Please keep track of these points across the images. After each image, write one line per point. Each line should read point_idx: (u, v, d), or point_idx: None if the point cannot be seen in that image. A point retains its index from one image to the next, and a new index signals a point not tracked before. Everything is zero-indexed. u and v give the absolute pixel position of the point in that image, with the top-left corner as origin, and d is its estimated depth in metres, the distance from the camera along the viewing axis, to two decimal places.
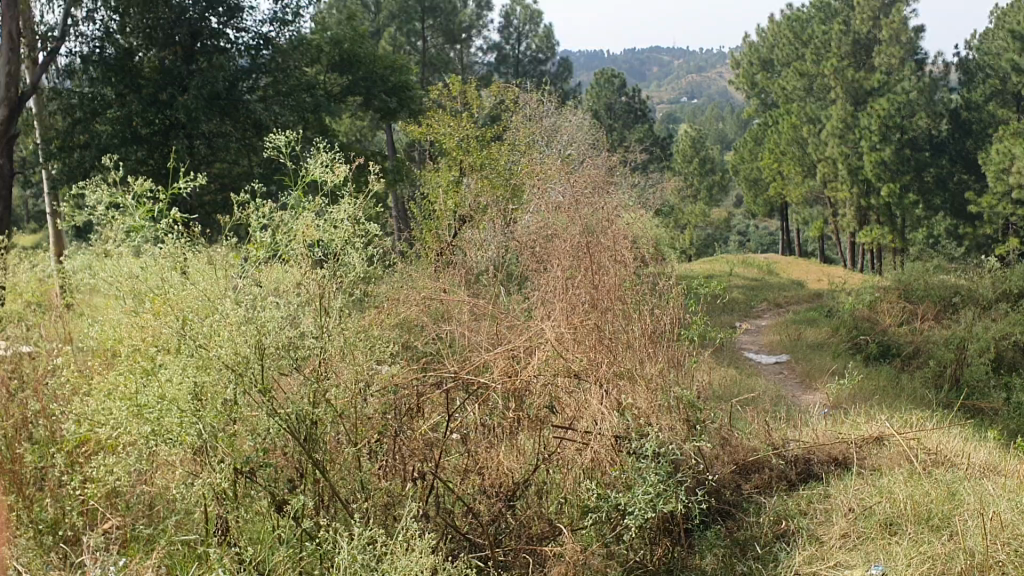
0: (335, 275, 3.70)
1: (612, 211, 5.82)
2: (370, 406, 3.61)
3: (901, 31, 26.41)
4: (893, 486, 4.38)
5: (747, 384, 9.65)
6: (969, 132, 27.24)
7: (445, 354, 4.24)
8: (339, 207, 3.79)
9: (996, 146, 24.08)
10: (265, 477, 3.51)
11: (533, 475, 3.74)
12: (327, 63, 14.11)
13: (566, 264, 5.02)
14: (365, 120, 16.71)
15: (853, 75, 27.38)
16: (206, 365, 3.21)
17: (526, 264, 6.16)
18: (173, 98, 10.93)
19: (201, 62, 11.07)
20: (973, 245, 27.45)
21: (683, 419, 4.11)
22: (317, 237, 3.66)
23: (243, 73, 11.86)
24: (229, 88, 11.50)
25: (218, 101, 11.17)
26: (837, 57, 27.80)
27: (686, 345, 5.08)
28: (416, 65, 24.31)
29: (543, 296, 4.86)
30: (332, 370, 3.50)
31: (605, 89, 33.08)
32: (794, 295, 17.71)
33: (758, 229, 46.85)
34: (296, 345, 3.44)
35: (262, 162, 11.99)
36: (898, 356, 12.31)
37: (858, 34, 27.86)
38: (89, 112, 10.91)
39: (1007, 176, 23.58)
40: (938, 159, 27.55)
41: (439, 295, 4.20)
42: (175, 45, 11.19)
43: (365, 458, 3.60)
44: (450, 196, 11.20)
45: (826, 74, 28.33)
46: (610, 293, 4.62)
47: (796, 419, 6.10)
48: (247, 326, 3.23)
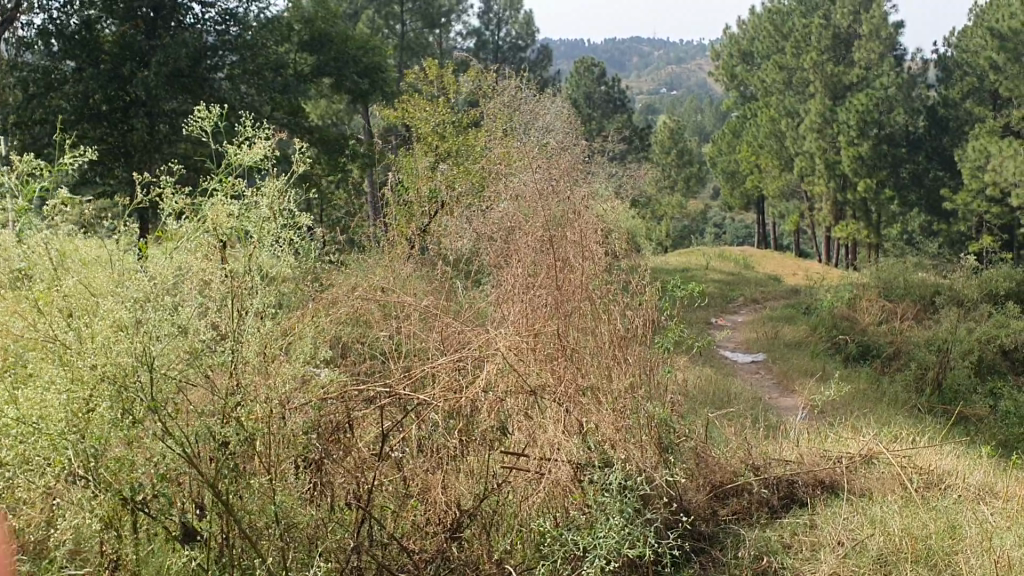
0: (251, 272, 3.19)
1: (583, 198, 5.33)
2: (290, 425, 3.11)
3: (881, 26, 26.05)
4: (887, 516, 3.92)
5: (724, 386, 9.22)
6: (946, 130, 26.98)
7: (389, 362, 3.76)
8: (261, 192, 3.28)
9: (973, 144, 23.83)
10: (165, 507, 2.98)
11: (482, 506, 3.24)
12: (297, 42, 13.48)
13: (530, 260, 4.54)
14: (337, 103, 16.12)
15: (832, 70, 27.02)
16: (81, 379, 2.71)
17: (490, 257, 5.67)
18: (133, 74, 10.28)
19: (164, 38, 10.40)
20: (947, 242, 27.32)
21: (653, 441, 3.64)
22: (228, 226, 3.14)
23: (208, 51, 11.27)
24: (193, 64, 10.90)
25: (180, 78, 10.55)
26: (818, 52, 27.39)
27: (661, 350, 4.61)
28: (394, 48, 23.66)
29: (501, 295, 4.38)
30: (242, 384, 3.00)
31: (585, 77, 32.58)
32: (771, 291, 17.28)
33: (734, 222, 46.58)
34: (201, 355, 2.97)
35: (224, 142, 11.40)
36: (878, 357, 11.96)
37: (838, 29, 27.26)
38: (45, 87, 10.19)
39: (982, 174, 23.36)
40: (915, 156, 27.32)
41: (381, 297, 3.70)
42: (137, 19, 10.45)
43: (282, 487, 3.09)
44: (420, 182, 10.69)
45: (806, 67, 27.98)
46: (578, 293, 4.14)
47: (777, 432, 5.67)
48: (132, 331, 2.74)
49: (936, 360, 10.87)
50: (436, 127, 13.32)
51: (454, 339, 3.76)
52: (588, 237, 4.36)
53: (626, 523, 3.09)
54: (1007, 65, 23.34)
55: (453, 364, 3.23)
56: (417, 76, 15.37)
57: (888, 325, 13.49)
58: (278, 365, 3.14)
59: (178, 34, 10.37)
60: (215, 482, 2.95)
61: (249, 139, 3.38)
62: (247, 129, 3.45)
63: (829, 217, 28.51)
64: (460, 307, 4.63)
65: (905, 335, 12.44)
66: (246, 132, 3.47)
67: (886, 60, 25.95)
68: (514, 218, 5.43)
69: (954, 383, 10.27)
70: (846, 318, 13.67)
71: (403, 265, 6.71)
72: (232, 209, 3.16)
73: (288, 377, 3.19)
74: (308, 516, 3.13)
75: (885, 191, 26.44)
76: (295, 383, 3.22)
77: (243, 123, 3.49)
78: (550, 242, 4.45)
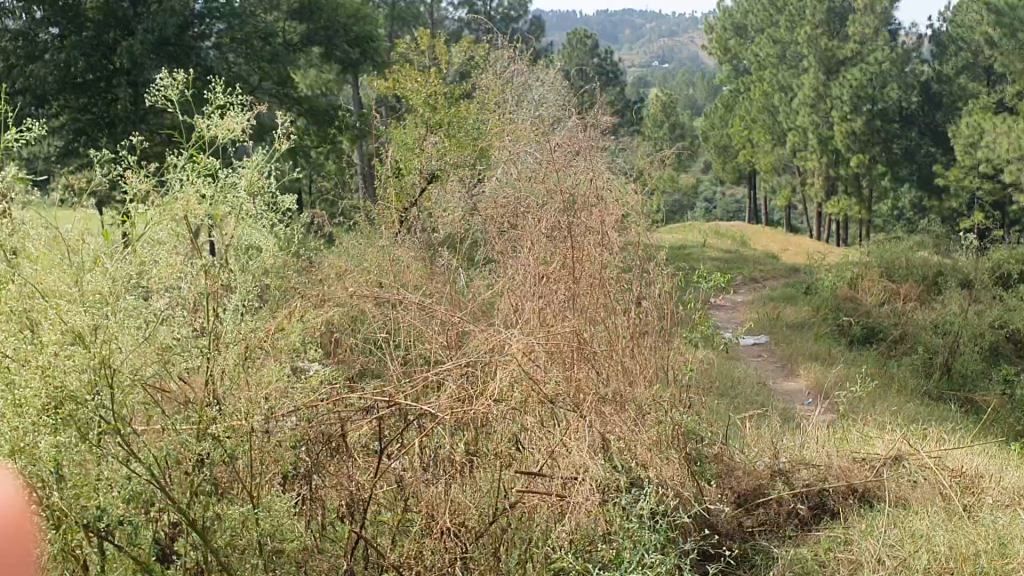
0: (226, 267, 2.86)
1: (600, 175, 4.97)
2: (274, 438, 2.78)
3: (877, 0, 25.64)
4: (931, 531, 3.60)
5: (730, 371, 8.89)
6: (939, 105, 26.64)
7: (392, 363, 3.42)
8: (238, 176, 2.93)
9: (966, 120, 23.52)
10: (134, 533, 2.63)
11: (493, 531, 2.89)
12: (286, 10, 12.99)
13: (538, 247, 4.20)
14: (326, 73, 15.63)
15: (826, 44, 26.63)
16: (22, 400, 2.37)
17: (496, 243, 5.34)
18: (117, 43, 9.82)
19: (149, 4, 9.93)
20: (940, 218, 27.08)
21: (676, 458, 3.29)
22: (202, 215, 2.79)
23: (194, 19, 10.81)
24: (179, 32, 10.46)
25: (166, 47, 10.11)
26: (812, 26, 26.93)
27: (681, 348, 4.29)
28: (385, 18, 23.15)
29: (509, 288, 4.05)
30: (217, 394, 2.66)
31: (578, 49, 32.08)
32: (769, 269, 16.93)
33: (726, 198, 46.24)
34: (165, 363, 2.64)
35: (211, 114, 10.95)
36: (883, 340, 11.66)
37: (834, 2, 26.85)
38: (26, 57, 9.67)
39: (975, 151, 23.08)
40: (908, 132, 27.00)
41: (377, 294, 3.35)
42: None
43: (267, 511, 2.74)
44: (414, 156, 10.28)
45: (800, 41, 27.58)
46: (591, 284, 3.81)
47: (795, 429, 5.35)
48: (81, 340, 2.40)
49: (942, 344, 10.61)
50: (428, 99, 12.86)
51: (458, 336, 3.43)
52: (601, 221, 4.02)
53: (658, 555, 2.74)
54: (1001, 40, 23.00)
55: (458, 370, 2.89)
56: (407, 46, 14.86)
57: (891, 305, 13.17)
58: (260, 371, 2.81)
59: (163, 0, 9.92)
60: (189, 506, 2.61)
61: (222, 110, 3.02)
62: (219, 98, 3.12)
63: (821, 192, 28.21)
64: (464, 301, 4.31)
65: (911, 317, 12.15)
66: (219, 101, 3.10)
67: (880, 35, 25.52)
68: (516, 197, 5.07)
69: (963, 368, 10.03)
70: (849, 299, 13.35)
71: (400, 247, 6.34)
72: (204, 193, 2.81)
73: (271, 382, 2.86)
74: (296, 542, 2.78)
75: (878, 167, 26.07)
76: (279, 390, 2.89)
77: (215, 93, 3.12)
78: (563, 229, 4.11)
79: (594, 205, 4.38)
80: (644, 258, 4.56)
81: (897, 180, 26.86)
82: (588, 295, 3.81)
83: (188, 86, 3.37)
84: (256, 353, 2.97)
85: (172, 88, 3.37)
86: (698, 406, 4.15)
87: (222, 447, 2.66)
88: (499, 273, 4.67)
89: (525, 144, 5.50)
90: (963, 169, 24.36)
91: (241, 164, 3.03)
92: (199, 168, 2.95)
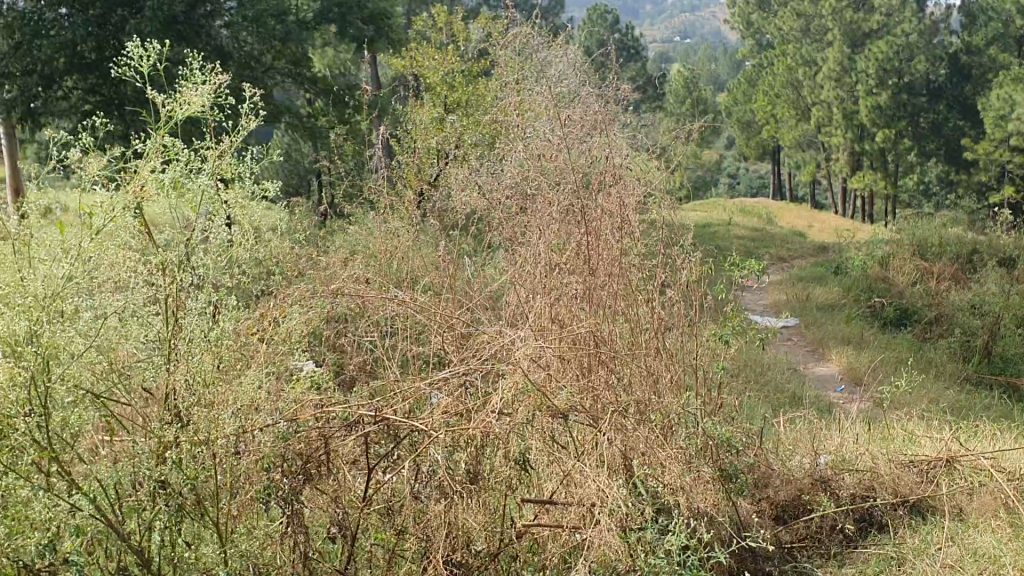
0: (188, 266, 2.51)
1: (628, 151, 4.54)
2: (251, 460, 2.44)
3: None
4: (994, 549, 3.17)
5: (761, 359, 8.46)
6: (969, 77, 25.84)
7: (387, 373, 3.07)
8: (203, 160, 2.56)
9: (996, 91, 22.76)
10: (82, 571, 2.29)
11: (497, 566, 2.52)
12: None
13: (553, 232, 3.84)
14: (338, 52, 15.19)
15: (852, 16, 25.88)
16: None
17: (509, 232, 4.94)
18: (125, 22, 9.44)
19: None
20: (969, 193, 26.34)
21: (705, 476, 2.91)
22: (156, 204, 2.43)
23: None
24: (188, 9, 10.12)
25: (175, 26, 9.77)
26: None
27: (709, 345, 3.91)
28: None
29: (520, 282, 3.69)
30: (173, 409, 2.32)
31: (599, 24, 31.44)
32: (798, 247, 16.40)
33: (749, 174, 45.45)
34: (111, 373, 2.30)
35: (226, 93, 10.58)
36: (919, 322, 11.16)
37: None
38: (31, 34, 9.28)
39: (1006, 123, 22.34)
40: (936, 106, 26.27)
41: (372, 292, 3.00)
42: None
43: (235, 546, 2.40)
44: (429, 135, 9.87)
45: (825, 14, 26.82)
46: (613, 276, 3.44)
47: (833, 429, 4.94)
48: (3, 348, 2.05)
49: (982, 326, 10.11)
50: (445, 78, 12.38)
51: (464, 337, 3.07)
52: (624, 204, 3.63)
53: None
54: None
55: (461, 381, 2.52)
56: (424, 23, 14.36)
57: (925, 285, 12.64)
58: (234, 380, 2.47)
59: None
60: (143, 540, 2.28)
61: (192, 85, 2.64)
62: (190, 71, 2.68)
63: (846, 167, 27.58)
64: (471, 300, 3.96)
65: (947, 297, 11.64)
66: (190, 75, 2.72)
67: (907, 6, 24.71)
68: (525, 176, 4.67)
69: (1004, 352, 9.57)
70: (881, 279, 12.85)
71: (409, 236, 5.94)
72: (166, 179, 2.46)
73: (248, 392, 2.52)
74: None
75: (904, 142, 25.35)
76: (255, 399, 2.55)
77: (184, 63, 2.75)
78: (582, 214, 3.71)
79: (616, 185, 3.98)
80: (669, 240, 4.17)
81: (925, 154, 26.16)
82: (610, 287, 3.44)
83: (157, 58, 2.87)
84: (229, 361, 2.62)
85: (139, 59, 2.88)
86: (730, 409, 3.78)
87: (185, 467, 2.33)
88: (512, 260, 4.31)
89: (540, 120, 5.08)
90: (992, 143, 23.62)
91: (207, 146, 2.66)
92: (159, 151, 2.58)
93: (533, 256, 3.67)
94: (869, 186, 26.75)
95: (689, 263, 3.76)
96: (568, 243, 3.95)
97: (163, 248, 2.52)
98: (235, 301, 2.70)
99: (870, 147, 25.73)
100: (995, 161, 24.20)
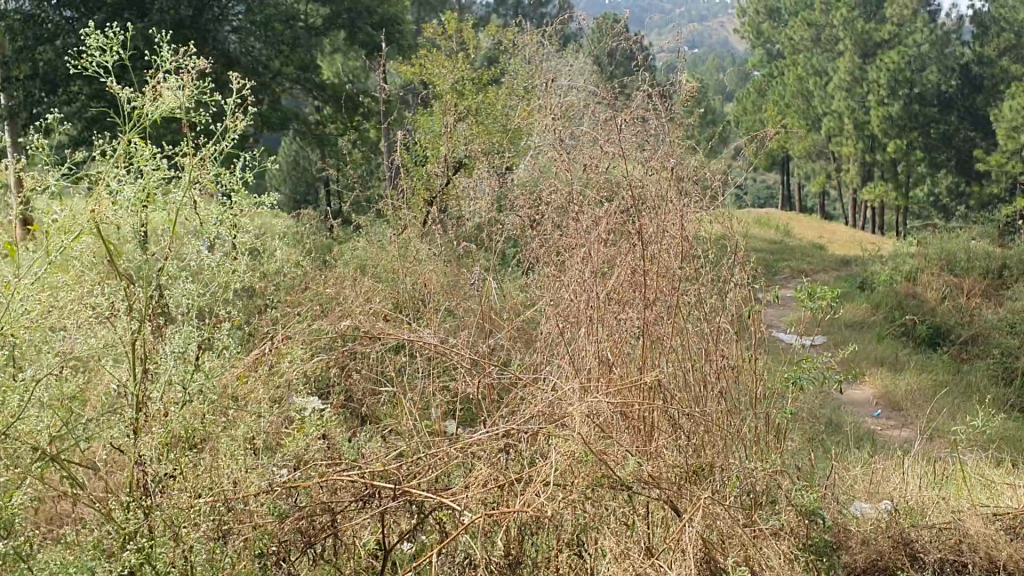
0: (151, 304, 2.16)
1: (676, 163, 4.09)
2: (250, 530, 2.06)
3: None
4: None
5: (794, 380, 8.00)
6: (980, 88, 24.79)
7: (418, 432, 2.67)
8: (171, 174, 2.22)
9: (1009, 102, 22.18)
10: None
11: None
12: None
13: (592, 254, 3.47)
14: (347, 59, 14.82)
15: (863, 26, 25.48)
16: None
17: (541, 253, 4.53)
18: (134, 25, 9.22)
19: None
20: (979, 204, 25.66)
21: (791, 561, 2.45)
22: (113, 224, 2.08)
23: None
24: (195, 14, 9.82)
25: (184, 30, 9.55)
26: (847, 8, 25.63)
27: (773, 400, 3.48)
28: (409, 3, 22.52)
29: (565, 316, 3.31)
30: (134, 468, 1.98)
31: None
32: (820, 261, 15.89)
33: (761, 185, 44.96)
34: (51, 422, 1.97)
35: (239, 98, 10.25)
36: (951, 342, 10.66)
37: None
38: (34, 37, 8.84)
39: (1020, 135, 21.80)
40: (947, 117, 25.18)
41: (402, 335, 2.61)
42: None
43: None
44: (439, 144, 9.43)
45: (836, 25, 26.44)
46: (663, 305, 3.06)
47: (888, 471, 4.44)
48: None
49: (1017, 347, 9.59)
50: (456, 85, 11.88)
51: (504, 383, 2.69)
52: (675, 224, 3.26)
53: None
54: None
55: (495, 442, 2.13)
56: (434, 29, 13.85)
57: (954, 302, 12.10)
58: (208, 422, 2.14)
59: None
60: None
61: (164, 79, 2.32)
62: (165, 64, 2.36)
63: (858, 178, 27.13)
64: (509, 343, 3.58)
65: (978, 315, 11.11)
66: (164, 67, 2.38)
67: (919, 17, 24.32)
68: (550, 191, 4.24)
69: None
70: (909, 296, 12.35)
71: (419, 253, 5.51)
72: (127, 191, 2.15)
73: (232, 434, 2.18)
74: None
75: (916, 154, 24.85)
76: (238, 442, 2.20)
77: (160, 55, 2.42)
78: (633, 238, 3.32)
79: (661, 203, 3.60)
80: (718, 264, 3.77)
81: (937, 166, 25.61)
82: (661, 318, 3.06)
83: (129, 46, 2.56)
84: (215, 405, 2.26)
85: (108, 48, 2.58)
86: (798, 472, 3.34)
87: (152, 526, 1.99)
88: (547, 289, 3.92)
89: (570, 127, 4.65)
90: (1005, 154, 23.02)
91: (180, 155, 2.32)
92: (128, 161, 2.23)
93: (569, 282, 3.30)
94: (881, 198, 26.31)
95: (739, 286, 3.39)
96: (606, 265, 3.59)
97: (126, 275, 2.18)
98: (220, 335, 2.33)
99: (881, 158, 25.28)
100: (1008, 172, 23.55)
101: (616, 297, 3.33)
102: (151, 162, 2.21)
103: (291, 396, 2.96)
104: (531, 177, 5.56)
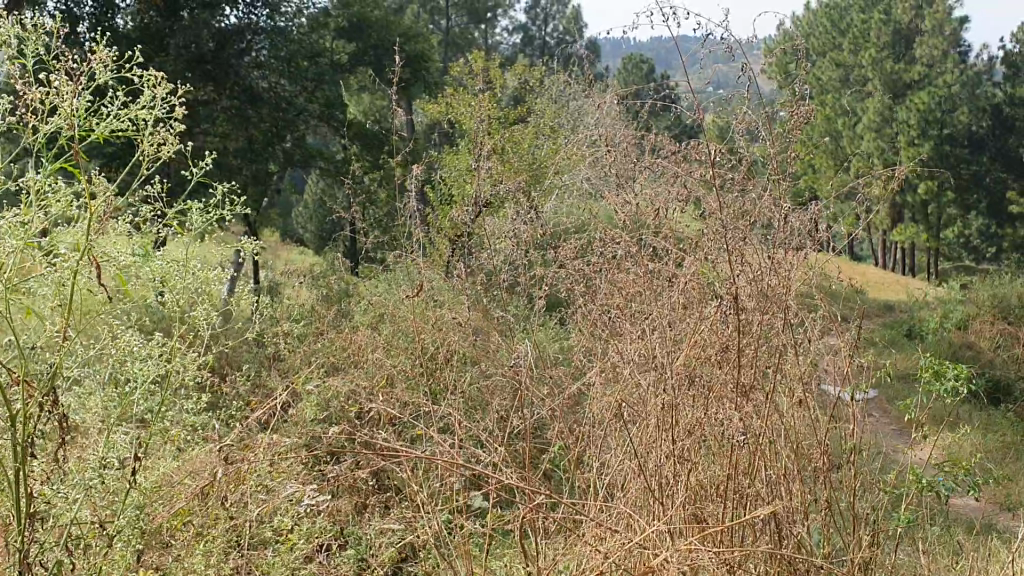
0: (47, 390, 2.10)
1: (747, 180, 3.45)
2: None
3: (945, 22, 23.39)
4: None
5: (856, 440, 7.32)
6: (1012, 129, 23.67)
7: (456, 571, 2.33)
8: (81, 244, 2.19)
9: None
10: None
11: None
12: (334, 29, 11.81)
13: (668, 298, 2.89)
14: (373, 97, 14.39)
15: (891, 67, 24.19)
16: None
17: (572, 293, 3.97)
18: (154, 62, 9.11)
19: (186, 21, 9.18)
20: (1014, 247, 24.35)
21: None
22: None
23: (233, 35, 9.81)
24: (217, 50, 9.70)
25: (202, 66, 9.46)
26: (877, 48, 24.54)
27: (872, 476, 2.99)
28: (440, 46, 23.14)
29: (634, 378, 2.82)
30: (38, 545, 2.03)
31: None
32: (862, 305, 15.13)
33: None
34: None
35: (263, 136, 9.93)
36: (1010, 398, 9.94)
37: (899, 25, 24.72)
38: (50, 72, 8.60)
39: None
40: (978, 157, 24.34)
41: (435, 463, 2.17)
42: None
43: None
44: (464, 184, 8.95)
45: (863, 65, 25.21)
46: (748, 406, 2.55)
47: (994, 565, 3.81)
48: None
49: None
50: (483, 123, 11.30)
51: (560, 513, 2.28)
52: (773, 276, 2.67)
53: None
54: None
55: None
56: (462, 68, 13.16)
57: (1011, 352, 11.26)
58: (109, 435, 2.23)
59: (198, 17, 9.15)
60: None
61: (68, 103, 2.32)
62: (69, 90, 2.34)
63: (890, 220, 26.34)
64: (571, 396, 3.09)
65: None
66: (69, 89, 2.36)
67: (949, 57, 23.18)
68: (592, 254, 3.79)
69: None
70: (961, 345, 11.60)
71: (435, 303, 4.97)
72: (36, 229, 2.15)
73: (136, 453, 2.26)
74: None
75: (948, 196, 23.96)
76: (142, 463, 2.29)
77: (71, 70, 2.39)
78: (725, 286, 2.74)
79: (750, 233, 2.98)
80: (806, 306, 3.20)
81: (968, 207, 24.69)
82: (752, 422, 2.57)
83: (44, 48, 2.51)
84: (122, 453, 2.25)
85: (29, 43, 2.51)
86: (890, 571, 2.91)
87: (34, 561, 2.05)
88: (599, 329, 3.41)
89: (609, 139, 4.08)
90: None
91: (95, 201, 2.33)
92: (44, 225, 2.17)
93: (628, 366, 2.79)
94: (912, 240, 25.02)
95: (836, 350, 2.85)
96: (683, 299, 3.06)
97: (35, 348, 2.17)
98: (136, 387, 2.33)
99: (912, 201, 24.39)
100: None
101: (694, 357, 2.84)
102: (78, 238, 2.17)
103: (291, 502, 2.62)
104: (576, 198, 5.01)
